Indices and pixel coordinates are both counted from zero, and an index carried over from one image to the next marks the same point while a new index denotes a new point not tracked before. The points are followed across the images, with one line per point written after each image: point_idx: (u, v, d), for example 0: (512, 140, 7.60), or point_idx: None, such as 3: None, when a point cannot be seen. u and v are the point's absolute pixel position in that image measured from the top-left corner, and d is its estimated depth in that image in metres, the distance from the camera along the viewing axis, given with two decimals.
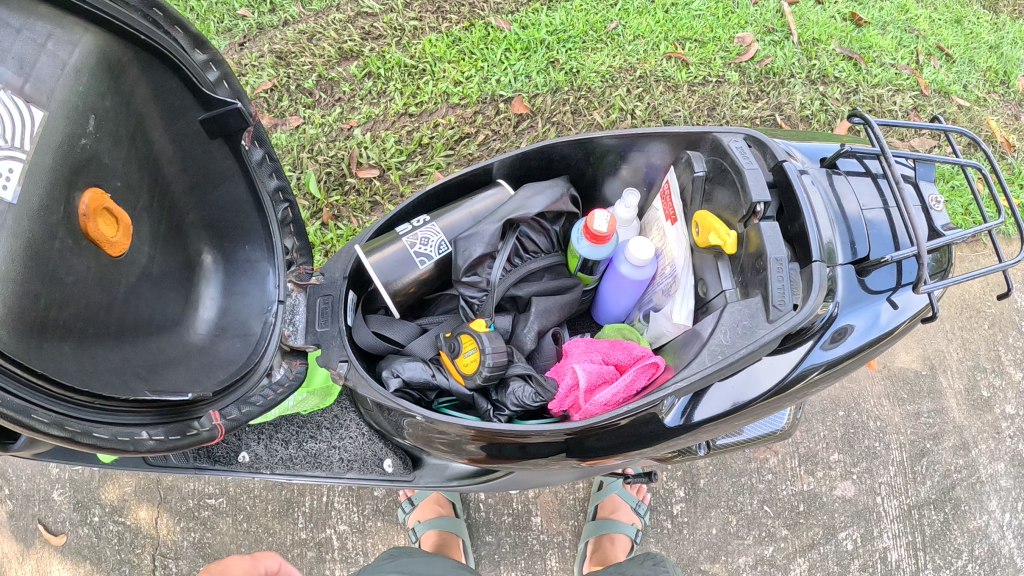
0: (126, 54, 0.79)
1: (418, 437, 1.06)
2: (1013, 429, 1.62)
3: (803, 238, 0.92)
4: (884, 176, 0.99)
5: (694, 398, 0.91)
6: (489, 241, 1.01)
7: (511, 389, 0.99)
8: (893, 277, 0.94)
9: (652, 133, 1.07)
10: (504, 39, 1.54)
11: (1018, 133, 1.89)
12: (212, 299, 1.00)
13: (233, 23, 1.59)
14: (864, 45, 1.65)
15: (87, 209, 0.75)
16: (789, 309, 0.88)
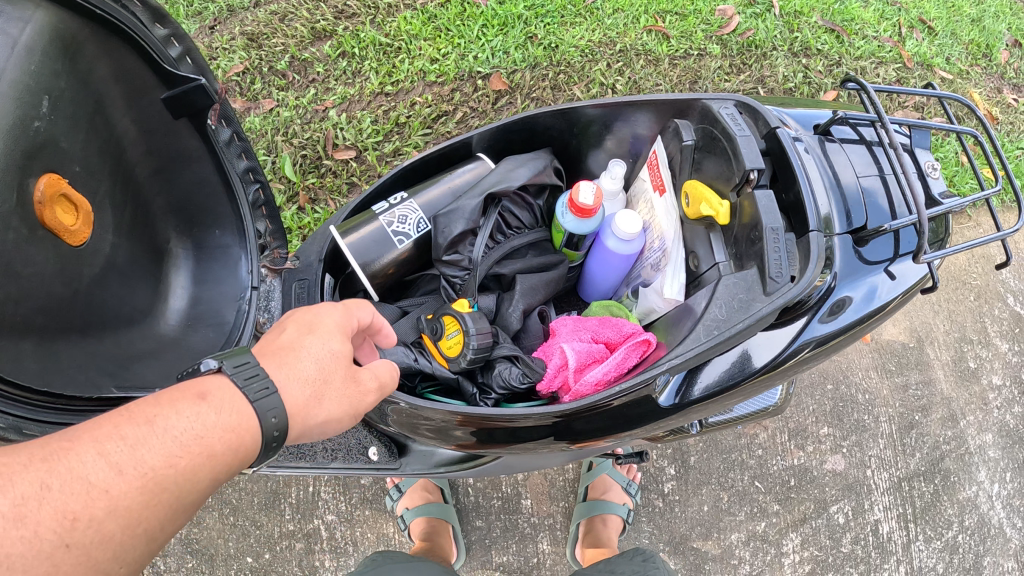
0: (81, 31, 0.74)
1: (403, 423, 1.03)
2: (1001, 399, 1.63)
3: (799, 208, 0.91)
4: (879, 143, 0.98)
5: (688, 375, 0.91)
6: (470, 217, 0.99)
7: (497, 371, 0.95)
8: (891, 248, 0.94)
9: (637, 101, 1.05)
10: (481, 15, 1.51)
11: (1000, 106, 1.89)
12: (182, 289, 0.96)
13: (202, 6, 1.55)
14: (846, 18, 1.63)
15: (42, 196, 0.71)
16: (787, 281, 0.86)
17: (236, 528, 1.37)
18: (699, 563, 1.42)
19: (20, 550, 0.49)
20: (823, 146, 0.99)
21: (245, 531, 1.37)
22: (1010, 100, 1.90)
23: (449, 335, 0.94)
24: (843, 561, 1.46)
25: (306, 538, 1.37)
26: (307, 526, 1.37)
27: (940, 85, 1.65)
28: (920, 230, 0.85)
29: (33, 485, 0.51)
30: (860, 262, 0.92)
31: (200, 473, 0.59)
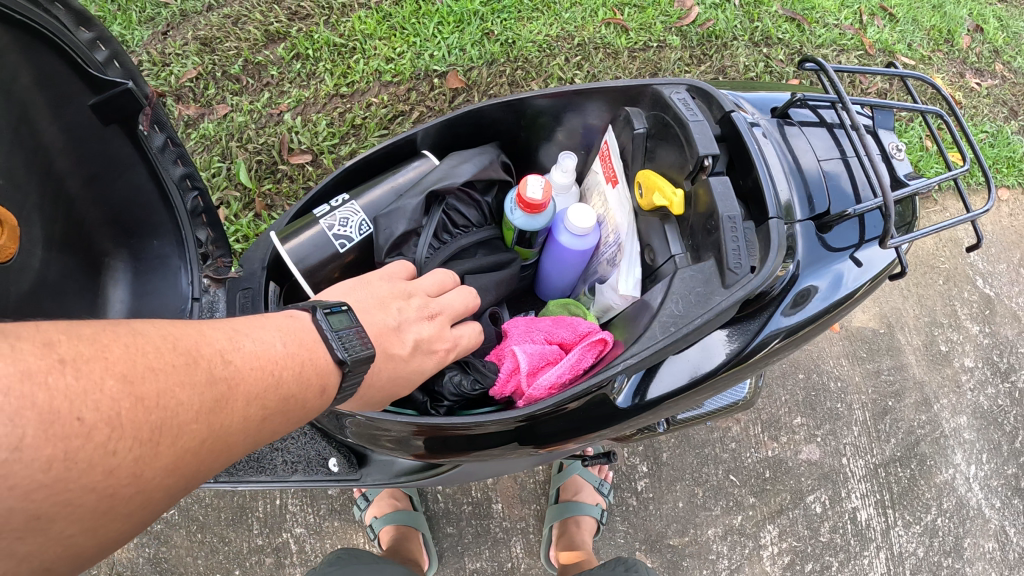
0: (3, 37, 0.68)
1: (362, 435, 1.01)
2: (973, 381, 1.64)
3: (758, 196, 0.89)
4: (840, 125, 0.97)
5: (647, 375, 0.88)
6: (412, 217, 0.96)
7: (448, 377, 0.94)
8: (856, 233, 0.93)
9: (586, 91, 1.03)
10: (436, 12, 1.49)
11: (962, 91, 1.91)
12: (121, 302, 0.94)
13: (155, 12, 1.52)
14: (807, 6, 1.63)
15: None
16: (747, 271, 0.84)
17: (203, 545, 1.33)
18: (676, 560, 1.40)
19: (162, 493, 0.52)
20: (782, 130, 0.97)
21: (213, 547, 1.33)
22: (972, 85, 1.92)
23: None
24: (823, 551, 1.45)
25: (276, 553, 1.33)
26: (276, 540, 1.34)
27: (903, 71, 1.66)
28: (887, 213, 0.83)
29: (194, 438, 0.53)
30: (826, 248, 0.91)
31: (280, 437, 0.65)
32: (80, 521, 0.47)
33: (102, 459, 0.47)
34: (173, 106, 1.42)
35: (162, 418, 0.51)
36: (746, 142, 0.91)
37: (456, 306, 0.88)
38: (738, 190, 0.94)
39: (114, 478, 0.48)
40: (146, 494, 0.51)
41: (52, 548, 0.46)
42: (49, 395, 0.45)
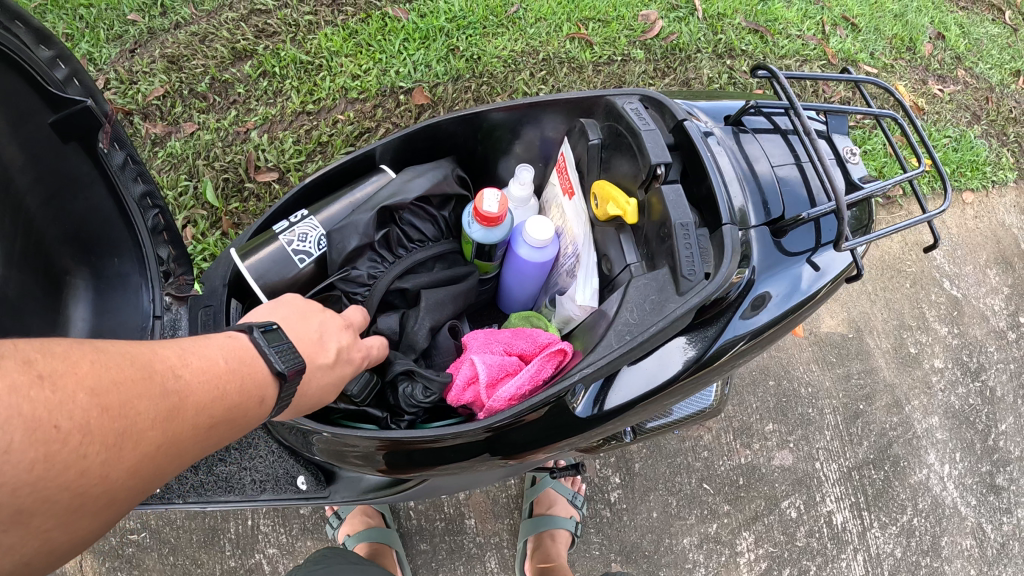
0: None
1: (327, 452, 1.00)
2: (944, 382, 1.67)
3: (713, 202, 0.90)
4: (793, 131, 0.98)
5: (604, 385, 0.89)
6: (364, 232, 0.97)
7: (402, 390, 0.94)
8: (812, 237, 0.94)
9: (542, 102, 1.04)
10: (402, 28, 1.50)
11: (925, 97, 1.95)
12: (82, 320, 0.92)
13: (123, 29, 1.57)
14: (770, 18, 1.66)
15: None
16: (701, 278, 0.85)
17: (175, 568, 1.31)
18: (652, 570, 1.41)
19: (123, 496, 0.53)
20: (736, 137, 0.99)
21: (186, 570, 1.31)
22: (935, 91, 1.96)
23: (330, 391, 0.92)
24: (799, 555, 1.46)
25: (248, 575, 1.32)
26: (248, 561, 1.32)
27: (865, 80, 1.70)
28: (839, 217, 0.85)
29: (154, 444, 0.53)
30: (781, 253, 0.92)
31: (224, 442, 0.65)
32: (55, 517, 0.48)
33: (72, 463, 0.47)
34: (140, 124, 1.42)
35: (123, 427, 0.51)
36: (699, 151, 0.92)
37: (358, 316, 0.88)
38: (692, 199, 0.95)
39: (86, 478, 0.48)
40: (109, 495, 0.51)
41: (29, 542, 0.47)
42: (25, 406, 0.45)
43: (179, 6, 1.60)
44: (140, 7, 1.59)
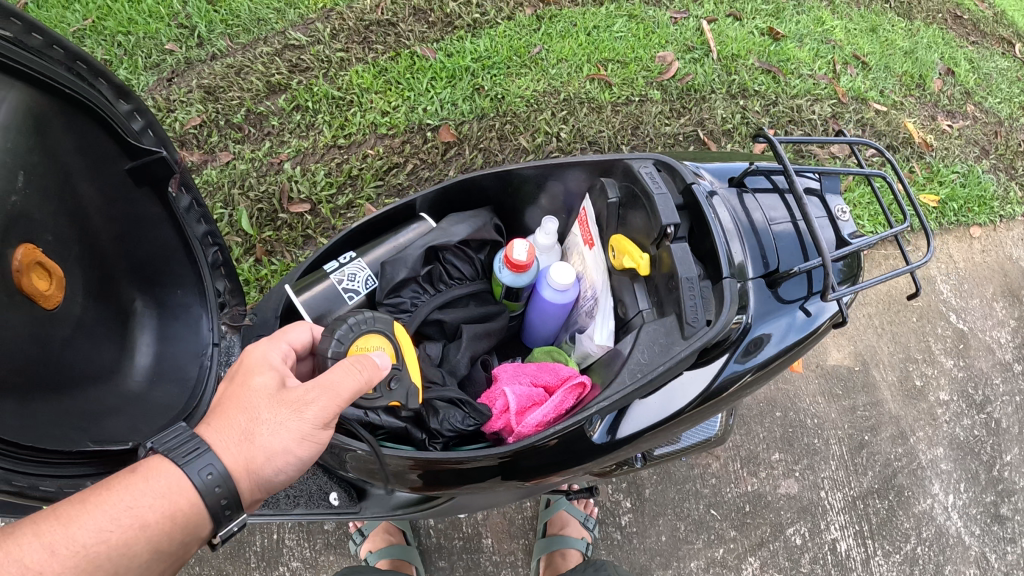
0: (50, 107, 0.75)
1: (361, 470, 1.05)
2: (948, 414, 1.70)
3: (714, 255, 0.97)
4: (790, 191, 1.07)
5: (619, 415, 0.96)
6: (413, 265, 1.05)
7: (442, 415, 0.99)
8: (804, 287, 1.01)
9: (566, 161, 1.11)
10: (429, 68, 1.59)
11: (934, 133, 1.98)
12: (147, 347, 0.93)
13: (161, 58, 1.65)
14: (782, 58, 1.74)
15: (20, 263, 0.72)
16: (703, 325, 0.92)
17: None
18: None
19: None
20: (739, 196, 1.07)
21: None
22: (944, 127, 2.00)
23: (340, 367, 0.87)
24: None
25: None
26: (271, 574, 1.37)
27: (874, 118, 1.75)
28: (826, 271, 0.92)
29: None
30: (776, 301, 0.99)
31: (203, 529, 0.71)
32: None
33: None
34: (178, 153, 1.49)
35: None
36: (703, 210, 0.99)
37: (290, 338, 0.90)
38: (697, 250, 1.02)
39: None
40: None
41: None
42: None
43: (215, 39, 1.69)
44: (177, 38, 1.68)
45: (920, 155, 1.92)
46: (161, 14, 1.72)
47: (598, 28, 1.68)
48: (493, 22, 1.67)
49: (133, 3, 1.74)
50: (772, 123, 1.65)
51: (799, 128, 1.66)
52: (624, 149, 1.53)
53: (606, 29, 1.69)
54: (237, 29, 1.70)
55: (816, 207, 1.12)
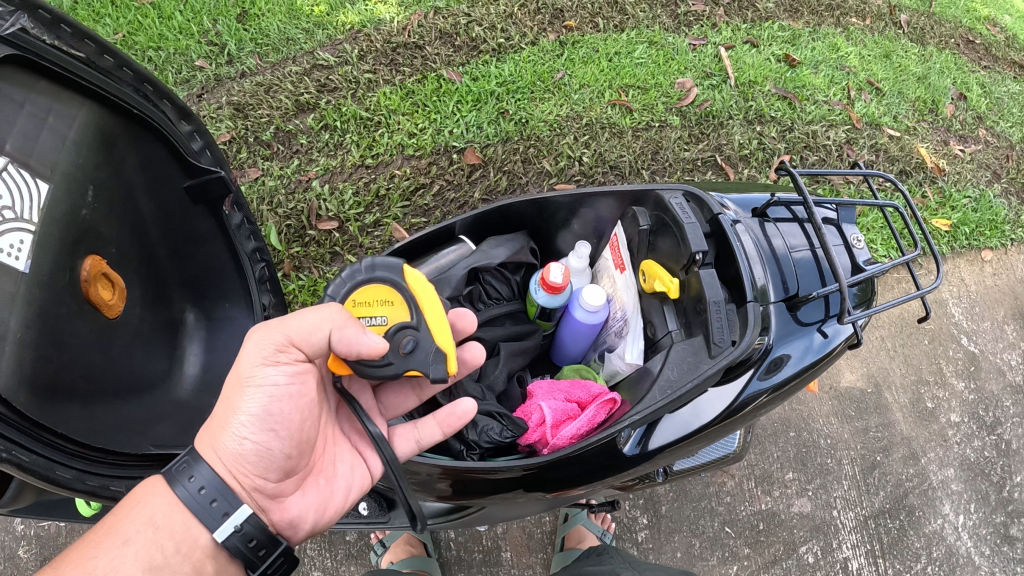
0: (117, 128, 0.99)
1: (392, 477, 1.13)
2: (959, 435, 1.72)
3: (739, 281, 1.01)
4: (809, 221, 1.10)
5: (648, 428, 0.99)
6: (456, 284, 1.13)
7: (481, 426, 1.04)
8: (822, 311, 1.04)
9: (599, 191, 1.20)
10: (455, 91, 1.66)
11: (946, 158, 2.01)
12: (197, 357, 1.18)
13: (191, 74, 1.70)
14: (798, 85, 1.84)
15: (88, 274, 0.92)
16: (728, 345, 0.97)
17: None
18: None
19: None
20: (762, 226, 1.10)
21: None
22: (956, 152, 2.02)
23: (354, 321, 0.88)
24: None
25: None
26: None
27: (887, 144, 1.82)
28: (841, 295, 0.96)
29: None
30: (794, 323, 1.02)
31: (201, 540, 0.83)
32: None
33: None
34: None
35: None
36: (728, 238, 1.03)
37: None
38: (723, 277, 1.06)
39: None
40: None
41: None
42: None
43: (244, 57, 1.74)
44: (207, 55, 1.73)
45: (932, 180, 1.95)
46: (191, 30, 1.77)
47: (619, 55, 1.77)
48: (516, 46, 1.75)
49: (164, 20, 1.79)
50: (788, 148, 1.72)
51: (814, 153, 1.73)
52: (645, 173, 1.60)
53: (627, 56, 1.77)
54: (267, 48, 1.75)
55: (833, 236, 1.15)
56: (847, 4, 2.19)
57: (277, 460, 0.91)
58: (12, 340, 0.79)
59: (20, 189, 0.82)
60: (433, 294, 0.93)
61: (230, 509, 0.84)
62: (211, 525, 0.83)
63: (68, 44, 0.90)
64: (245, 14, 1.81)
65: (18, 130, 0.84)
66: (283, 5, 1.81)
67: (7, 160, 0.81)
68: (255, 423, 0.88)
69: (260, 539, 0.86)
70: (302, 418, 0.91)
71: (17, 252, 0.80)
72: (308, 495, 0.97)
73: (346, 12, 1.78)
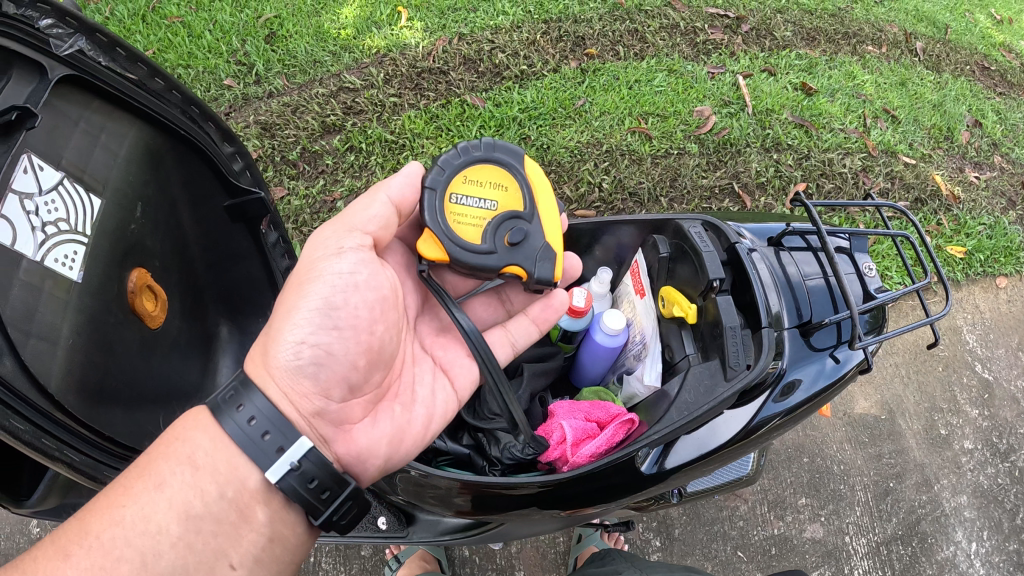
0: (164, 145, 1.06)
1: (410, 491, 1.12)
2: (973, 462, 1.71)
3: (753, 308, 1.04)
4: (823, 250, 1.12)
5: (664, 448, 1.01)
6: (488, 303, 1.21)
7: (503, 441, 1.07)
8: (834, 336, 1.06)
9: (620, 219, 1.24)
10: (478, 116, 1.72)
11: (961, 185, 2.02)
12: (227, 370, 1.27)
13: (219, 92, 1.74)
14: (814, 113, 1.90)
15: (135, 286, 0.98)
16: (743, 368, 0.99)
17: None
18: None
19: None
20: (777, 254, 1.13)
21: None
22: (971, 179, 2.03)
23: (468, 201, 0.98)
24: None
25: None
26: None
27: (903, 171, 1.89)
28: (853, 322, 0.98)
29: (87, 542, 0.74)
30: (807, 349, 1.04)
31: (249, 482, 0.81)
32: None
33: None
34: None
35: (60, 550, 0.74)
36: (745, 267, 1.06)
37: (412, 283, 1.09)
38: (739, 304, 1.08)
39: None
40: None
41: None
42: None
43: (272, 77, 1.78)
44: (235, 74, 1.78)
45: (947, 207, 1.96)
46: (220, 49, 1.81)
47: (639, 83, 1.83)
48: (539, 73, 1.83)
49: (194, 38, 1.83)
50: (804, 176, 1.76)
51: (830, 180, 1.77)
52: (663, 201, 1.63)
53: (646, 84, 1.84)
54: (294, 69, 1.80)
55: (846, 263, 1.17)
56: (863, 32, 2.22)
57: (343, 374, 0.90)
58: (64, 345, 0.83)
59: (75, 203, 0.88)
60: (547, 188, 1.03)
61: (284, 445, 0.82)
62: (262, 464, 0.81)
63: (121, 66, 0.95)
64: (273, 34, 1.87)
65: (76, 149, 0.90)
66: (311, 28, 1.87)
67: (64, 174, 0.87)
68: (316, 320, 0.89)
69: (321, 481, 0.82)
70: (364, 318, 0.91)
71: (70, 263, 0.86)
72: (379, 426, 0.95)
73: (372, 37, 1.84)
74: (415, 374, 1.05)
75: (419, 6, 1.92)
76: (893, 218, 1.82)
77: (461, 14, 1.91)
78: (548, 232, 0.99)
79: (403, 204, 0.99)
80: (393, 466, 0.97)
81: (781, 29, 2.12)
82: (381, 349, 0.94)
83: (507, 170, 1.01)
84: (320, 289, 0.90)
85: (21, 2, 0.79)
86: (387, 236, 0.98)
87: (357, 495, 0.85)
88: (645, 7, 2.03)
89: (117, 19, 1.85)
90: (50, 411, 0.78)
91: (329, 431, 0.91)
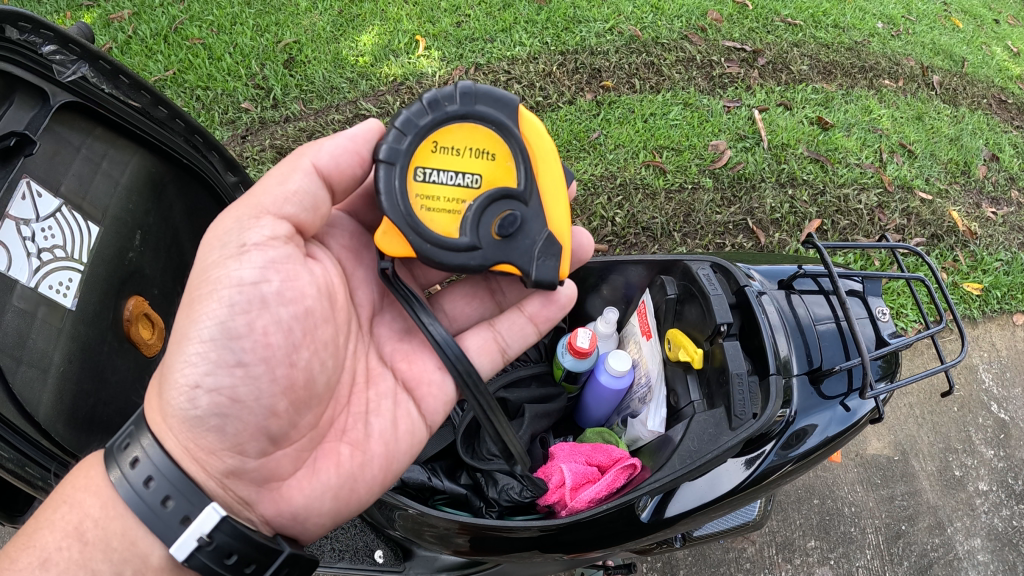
0: (168, 174, 1.10)
1: (408, 530, 1.08)
2: (988, 505, 1.67)
3: (761, 353, 1.02)
4: (835, 294, 1.10)
5: (665, 496, 0.97)
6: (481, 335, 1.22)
7: (502, 484, 1.06)
8: (845, 384, 1.04)
9: (629, 259, 1.23)
10: None
11: (978, 221, 1.98)
12: None
13: (236, 116, 1.76)
14: (830, 148, 1.91)
15: (131, 313, 0.98)
16: (750, 417, 0.98)
17: None
18: None
19: None
20: (787, 297, 1.11)
21: None
22: (988, 215, 2.00)
23: (443, 177, 0.91)
24: None
25: None
26: None
27: (919, 207, 1.90)
28: (865, 370, 0.96)
29: None
30: (818, 396, 1.02)
31: (151, 558, 0.78)
32: None
33: None
34: None
35: None
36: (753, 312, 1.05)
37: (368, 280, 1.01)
38: (747, 349, 1.06)
39: None
40: None
41: None
42: None
43: (289, 102, 1.80)
44: (253, 98, 1.79)
45: (965, 243, 1.92)
46: (240, 72, 1.83)
47: (654, 116, 1.84)
48: (554, 104, 1.84)
49: (214, 60, 1.86)
50: (819, 212, 1.76)
51: (845, 217, 1.77)
52: (676, 236, 1.63)
53: (661, 117, 1.85)
54: (311, 94, 1.82)
55: (858, 307, 1.14)
56: (879, 66, 2.22)
57: (259, 423, 0.84)
58: (55, 374, 0.83)
59: (71, 230, 0.88)
60: (541, 140, 0.95)
61: (190, 514, 0.79)
62: (166, 537, 0.77)
63: (124, 93, 0.97)
64: (292, 59, 1.89)
65: (74, 175, 0.91)
66: (329, 55, 1.89)
67: (62, 202, 0.87)
68: (217, 337, 0.82)
69: (240, 555, 0.79)
70: (276, 339, 0.84)
71: (65, 290, 0.86)
72: (316, 482, 0.90)
73: (389, 65, 1.87)
74: (366, 401, 0.98)
75: (437, 35, 1.94)
76: (909, 255, 1.80)
77: (478, 44, 1.93)
78: (546, 211, 0.95)
79: (332, 172, 0.90)
80: (340, 516, 0.92)
81: (798, 62, 2.13)
82: (306, 386, 0.87)
83: (493, 129, 0.92)
84: (217, 300, 0.83)
85: (26, 28, 0.79)
86: (310, 214, 0.89)
87: (293, 561, 0.83)
88: (662, 39, 2.05)
89: (139, 38, 1.89)
90: (37, 438, 0.78)
91: (250, 493, 0.87)
